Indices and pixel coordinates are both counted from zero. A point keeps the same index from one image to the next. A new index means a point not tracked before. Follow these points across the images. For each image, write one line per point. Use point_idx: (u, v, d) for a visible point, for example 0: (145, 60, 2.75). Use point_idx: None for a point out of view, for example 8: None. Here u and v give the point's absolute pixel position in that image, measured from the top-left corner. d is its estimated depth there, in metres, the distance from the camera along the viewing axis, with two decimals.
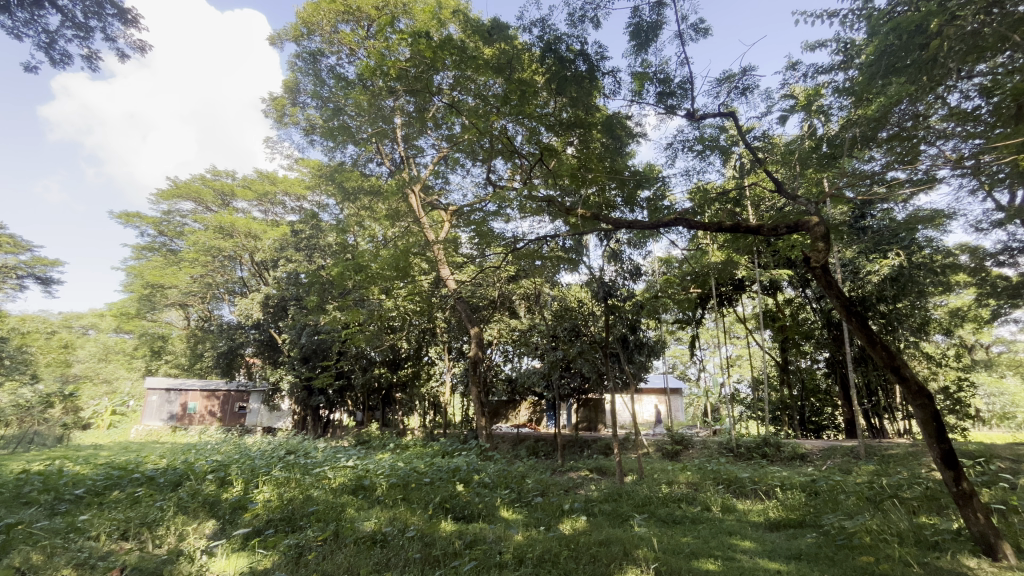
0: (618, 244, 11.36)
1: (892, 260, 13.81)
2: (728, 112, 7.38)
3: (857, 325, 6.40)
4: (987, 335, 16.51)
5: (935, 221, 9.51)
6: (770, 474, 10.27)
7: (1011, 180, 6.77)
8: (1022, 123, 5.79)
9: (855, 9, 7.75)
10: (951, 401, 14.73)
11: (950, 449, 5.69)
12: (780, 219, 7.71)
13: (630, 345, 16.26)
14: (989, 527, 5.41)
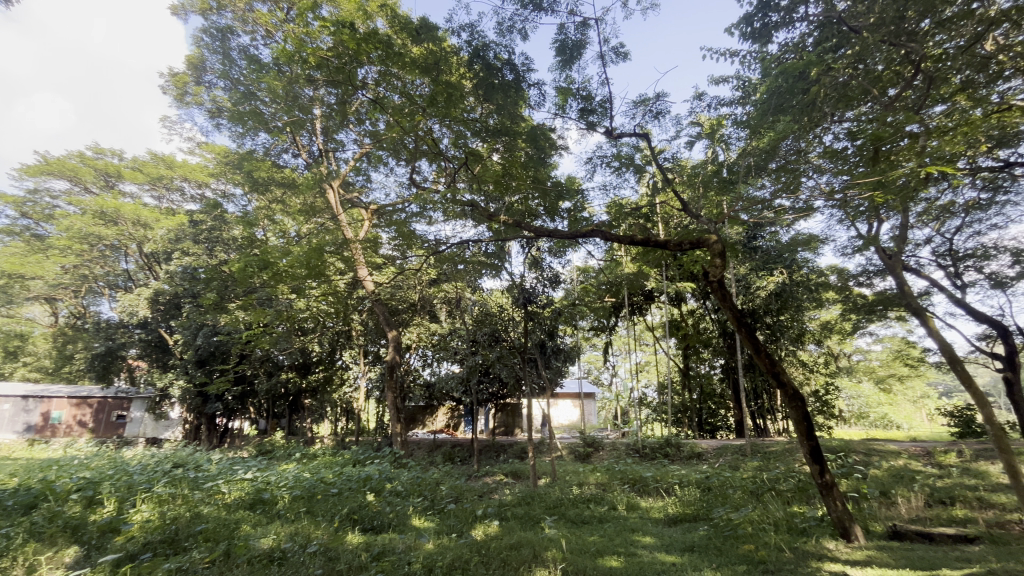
0: (539, 252, 11.63)
1: (777, 278, 15.48)
2: (643, 133, 7.88)
3: (746, 335, 7.07)
4: (849, 345, 19.03)
5: (810, 245, 10.82)
6: (671, 473, 11.00)
7: (868, 213, 7.93)
8: (878, 165, 6.77)
9: (752, 51, 8.61)
10: (820, 402, 16.82)
11: (816, 445, 6.47)
12: (685, 235, 8.35)
13: (548, 351, 16.72)
14: (845, 513, 6.22)
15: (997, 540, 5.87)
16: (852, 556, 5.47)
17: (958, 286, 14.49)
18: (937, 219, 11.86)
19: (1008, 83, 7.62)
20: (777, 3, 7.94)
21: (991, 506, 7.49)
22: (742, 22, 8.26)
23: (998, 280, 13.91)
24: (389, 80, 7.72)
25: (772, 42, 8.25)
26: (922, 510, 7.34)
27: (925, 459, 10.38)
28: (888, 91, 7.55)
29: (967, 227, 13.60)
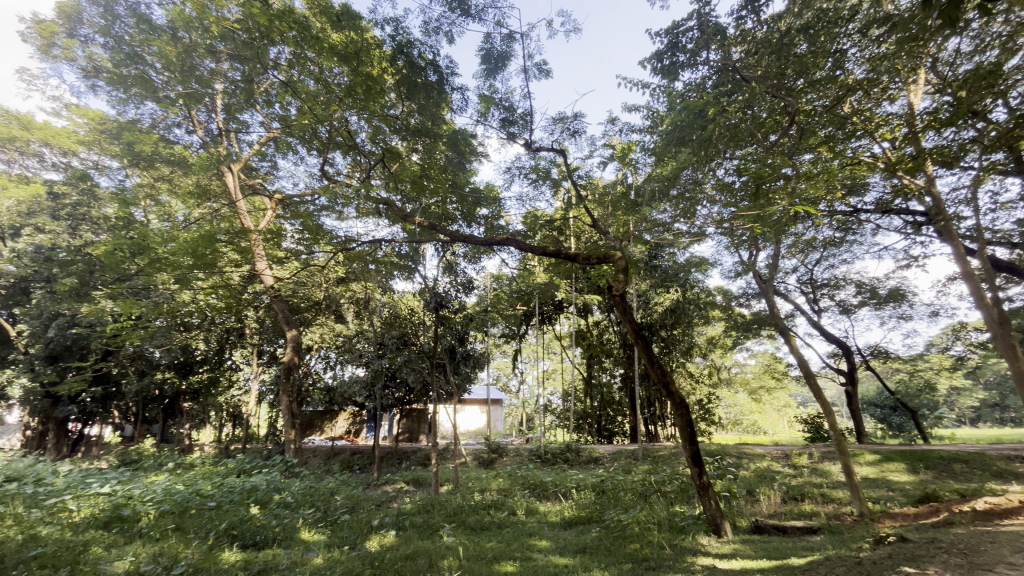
0: (454, 256, 11.56)
1: (673, 295, 16.81)
2: (560, 150, 8.20)
3: (642, 347, 7.60)
4: (730, 359, 21.12)
5: (701, 267, 11.88)
6: (569, 477, 11.41)
7: (749, 242, 8.92)
8: (757, 200, 7.68)
9: (660, 85, 9.36)
10: (703, 410, 18.50)
11: (697, 450, 7.10)
12: (593, 250, 8.78)
13: (457, 356, 16.62)
14: (718, 511, 6.87)
15: (834, 529, 6.83)
16: (721, 550, 6.06)
17: (815, 310, 16.80)
18: (801, 251, 13.68)
19: (858, 141, 9.04)
20: (684, 45, 8.72)
21: (830, 501, 8.73)
22: (654, 58, 8.94)
23: (845, 307, 16.36)
24: (304, 64, 7.16)
25: (678, 79, 9.01)
26: (779, 507, 8.35)
27: (783, 461, 11.81)
28: (769, 136, 8.58)
29: (824, 260, 15.86)
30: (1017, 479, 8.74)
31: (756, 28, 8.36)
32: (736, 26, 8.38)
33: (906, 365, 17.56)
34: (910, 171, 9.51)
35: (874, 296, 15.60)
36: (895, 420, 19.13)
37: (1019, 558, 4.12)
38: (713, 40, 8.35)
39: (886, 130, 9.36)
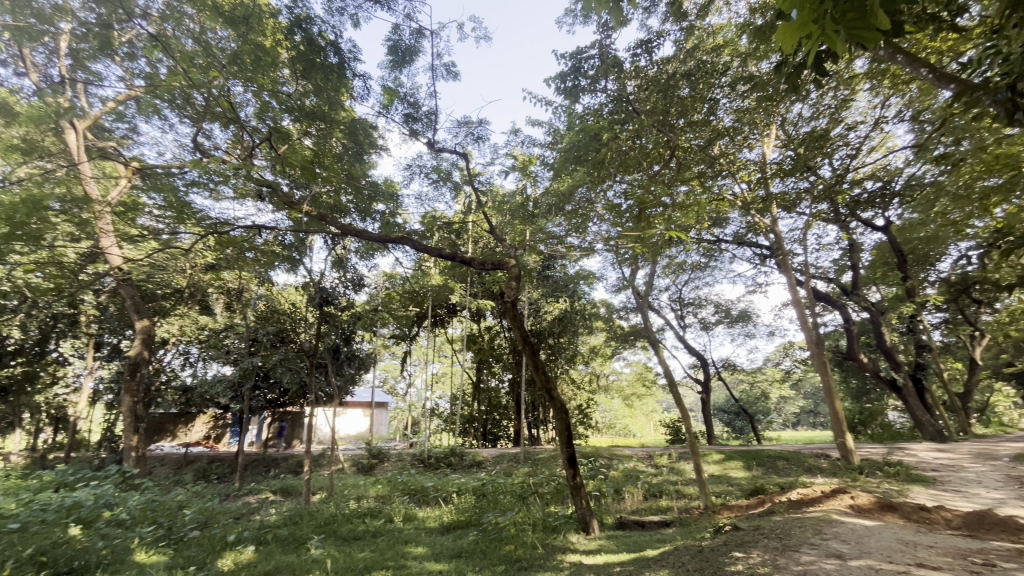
0: (345, 251, 10.97)
1: (561, 305, 17.68)
2: (462, 154, 8.21)
3: (529, 354, 7.87)
4: (608, 367, 22.67)
5: (588, 280, 12.65)
6: (451, 481, 11.34)
7: (631, 260, 9.69)
8: (639, 223, 8.39)
9: (562, 105, 9.85)
10: (581, 415, 19.68)
11: (573, 452, 7.50)
12: (489, 256, 8.91)
13: (341, 356, 15.71)
14: (588, 509, 7.32)
15: (684, 522, 7.64)
16: (588, 547, 6.46)
17: (682, 326, 18.79)
18: (673, 272, 15.21)
19: (722, 179, 10.35)
20: (585, 71, 9.28)
21: (682, 496, 9.77)
22: (558, 78, 9.38)
23: (705, 323, 18.53)
24: (181, 19, 6.53)
25: (578, 102, 9.55)
26: (640, 504, 9.14)
27: (646, 461, 12.98)
28: (653, 165, 9.45)
29: (691, 282, 17.83)
30: (821, 472, 10.57)
31: (648, 66, 9.20)
32: (631, 62, 9.14)
33: (748, 376, 20.37)
34: (760, 210, 11.11)
35: (728, 316, 17.89)
36: (737, 424, 22.05)
37: (817, 539, 4.97)
38: (611, 71, 9.00)
39: (744, 173, 10.85)
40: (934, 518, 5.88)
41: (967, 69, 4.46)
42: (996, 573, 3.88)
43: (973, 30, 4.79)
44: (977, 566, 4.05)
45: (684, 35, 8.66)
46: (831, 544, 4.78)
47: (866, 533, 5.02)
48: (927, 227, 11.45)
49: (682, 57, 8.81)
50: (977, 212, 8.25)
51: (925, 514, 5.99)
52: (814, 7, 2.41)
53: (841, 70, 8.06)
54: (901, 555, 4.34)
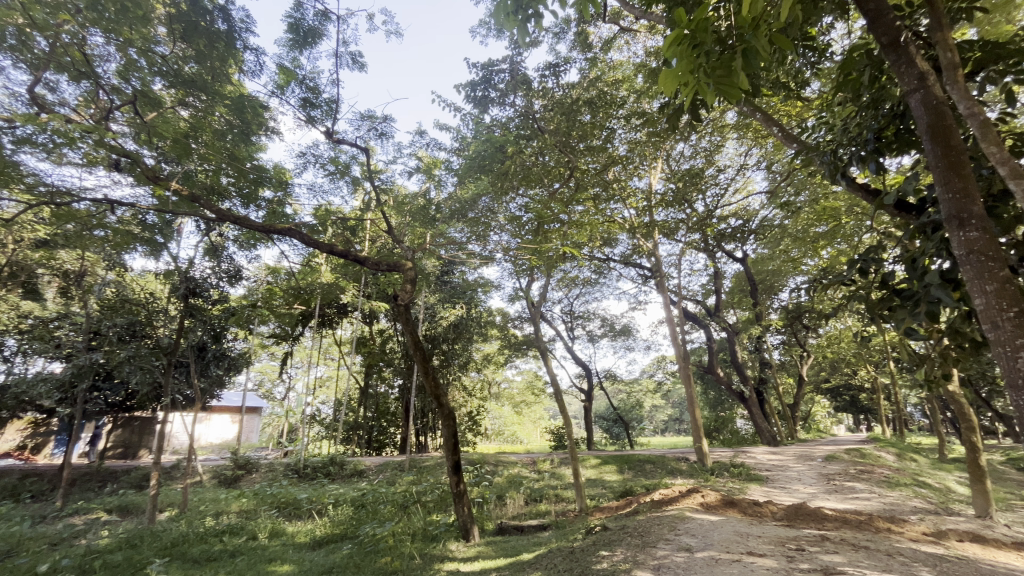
0: (222, 238, 9.89)
1: (457, 311, 17.70)
2: (364, 149, 7.89)
3: (420, 359, 7.72)
4: (501, 375, 23.03)
5: (486, 288, 12.80)
6: (327, 492, 10.63)
7: (527, 271, 9.99)
8: (537, 237, 8.69)
9: (471, 112, 9.91)
10: (471, 422, 19.76)
11: (459, 460, 7.50)
12: (385, 257, 8.62)
13: (208, 356, 14.03)
14: (469, 516, 7.35)
15: (560, 524, 8.00)
16: (466, 554, 6.48)
17: (571, 337, 19.80)
18: (566, 286, 16.02)
19: (613, 203, 11.17)
20: (495, 84, 9.47)
21: (561, 500, 10.22)
22: (468, 85, 9.44)
23: (592, 336, 19.71)
24: None
25: (487, 113, 9.70)
26: (520, 510, 9.39)
27: (530, 466, 13.40)
28: (554, 183, 9.88)
29: (582, 296, 18.90)
30: (680, 474, 11.77)
31: (555, 88, 9.66)
32: (539, 82, 9.53)
33: (627, 386, 22.02)
34: (644, 234, 12.16)
35: (612, 330, 19.24)
36: (614, 430, 23.69)
37: (672, 534, 5.51)
38: (520, 87, 9.34)
39: (632, 200, 11.83)
40: (764, 511, 6.83)
41: (807, 134, 5.33)
42: (804, 556, 4.61)
43: (813, 101, 5.75)
44: (792, 551, 4.78)
45: (588, 65, 9.25)
46: (682, 538, 5.34)
47: (711, 527, 5.67)
48: (774, 262, 13.40)
49: (586, 84, 9.39)
50: (811, 252, 9.84)
51: (757, 508, 6.94)
52: (691, 59, 2.74)
53: (716, 119, 9.18)
54: (735, 545, 4.98)
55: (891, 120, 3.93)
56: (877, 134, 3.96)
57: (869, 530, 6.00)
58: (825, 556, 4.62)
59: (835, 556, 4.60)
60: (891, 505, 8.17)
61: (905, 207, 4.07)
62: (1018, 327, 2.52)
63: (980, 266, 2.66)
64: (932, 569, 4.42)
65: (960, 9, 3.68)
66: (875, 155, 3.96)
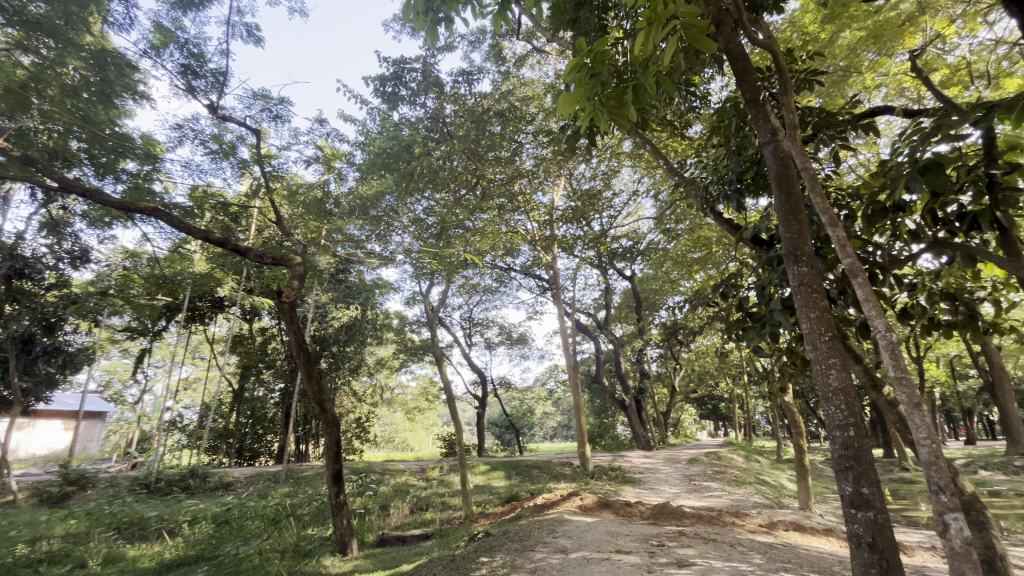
0: (67, 213, 8.43)
1: (351, 312, 16.83)
2: (254, 130, 7.22)
3: (304, 361, 7.20)
4: (394, 380, 22.33)
5: (383, 291, 12.35)
6: (184, 509, 9.42)
7: (427, 275, 9.85)
8: (439, 242, 8.59)
9: (379, 107, 9.59)
10: (359, 429, 18.89)
11: (340, 469, 7.12)
12: (271, 249, 7.95)
13: (38, 350, 11.78)
14: (348, 529, 6.98)
15: (443, 533, 7.92)
16: (342, 569, 6.14)
17: (469, 344, 19.84)
18: (467, 293, 16.09)
19: (516, 214, 11.49)
20: (406, 82, 9.28)
21: (447, 507, 10.13)
22: (377, 79, 9.13)
23: (489, 343, 19.93)
24: None
25: (395, 110, 9.44)
26: (404, 519, 9.13)
27: (418, 474, 13.10)
28: (460, 189, 9.83)
29: (482, 303, 19.05)
30: (563, 478, 12.30)
31: (467, 95, 9.74)
32: (451, 87, 9.54)
33: (520, 394, 22.53)
34: (544, 247, 12.63)
35: (509, 338, 19.64)
36: (505, 437, 24.15)
37: (550, 537, 5.74)
38: (432, 89, 9.33)
39: (535, 213, 12.26)
40: (633, 511, 7.39)
41: (687, 170, 5.95)
42: (663, 550, 5.08)
43: (696, 140, 6.42)
44: (654, 547, 5.23)
45: (501, 77, 9.47)
46: (559, 540, 5.59)
47: (586, 529, 6.01)
48: (657, 282, 14.69)
49: (497, 95, 9.64)
50: (687, 275, 10.95)
51: (628, 508, 7.49)
52: (587, 86, 2.92)
53: (615, 146, 9.90)
54: (605, 544, 5.32)
55: (751, 166, 4.53)
56: (739, 176, 4.55)
57: (719, 524, 6.76)
58: (681, 549, 5.12)
59: (688, 549, 5.11)
60: (737, 502, 9.31)
61: (759, 242, 4.70)
62: (831, 348, 3.04)
63: (807, 296, 3.17)
64: (763, 555, 5.11)
65: (804, 79, 4.38)
66: (737, 195, 4.54)
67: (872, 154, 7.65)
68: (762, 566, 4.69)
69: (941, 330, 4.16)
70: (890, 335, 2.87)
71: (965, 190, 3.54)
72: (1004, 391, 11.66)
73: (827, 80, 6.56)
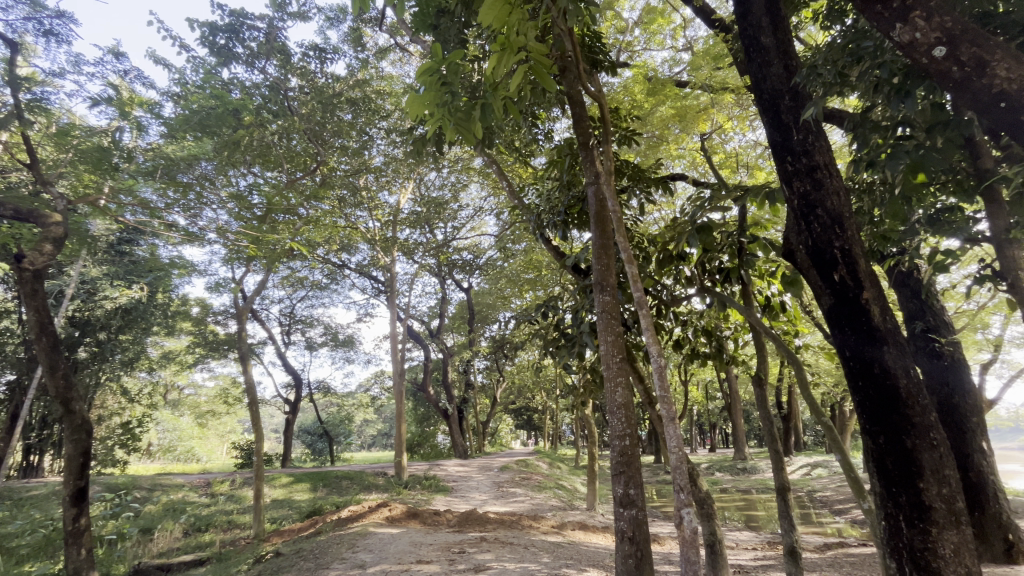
0: None
1: (133, 292, 13.84)
2: (10, 41, 5.51)
3: (48, 348, 5.60)
4: (183, 378, 18.96)
5: (182, 272, 10.44)
6: None
7: (243, 260, 8.64)
8: (263, 224, 7.57)
9: (203, 58, 8.19)
10: (126, 435, 15.47)
11: (86, 487, 5.71)
12: (19, 199, 6.11)
13: None
14: (87, 561, 5.58)
15: (222, 556, 6.90)
16: None
17: (285, 342, 17.94)
18: (290, 285, 14.61)
19: (355, 209, 10.88)
20: (243, 39, 8.15)
21: (234, 527, 8.87)
22: (206, 26, 7.80)
23: (310, 343, 18.30)
24: None
25: (225, 67, 8.19)
26: (173, 544, 7.70)
27: (201, 489, 11.22)
28: (295, 172, 8.87)
29: (307, 299, 17.45)
30: (375, 488, 11.82)
31: (317, 73, 8.99)
32: (299, 60, 8.71)
33: (339, 400, 21.07)
34: (384, 248, 12.18)
35: (333, 339, 18.33)
36: (317, 446, 22.33)
37: (349, 552, 5.45)
38: (275, 55, 8.36)
39: (378, 212, 11.78)
40: (441, 520, 7.46)
41: (528, 196, 6.34)
42: (462, 557, 5.22)
43: (538, 169, 6.88)
44: (454, 554, 5.33)
45: (358, 64, 9.00)
46: (359, 555, 5.34)
47: (389, 541, 5.85)
48: (491, 296, 15.35)
49: (351, 82, 9.15)
50: (518, 293, 11.64)
51: (436, 517, 7.53)
52: (437, 92, 2.94)
53: (466, 159, 10.14)
54: (407, 555, 5.25)
55: (577, 202, 5.06)
56: (566, 209, 5.03)
57: (517, 528, 7.24)
58: (479, 555, 5.31)
59: (486, 554, 5.33)
60: (537, 506, 10.10)
61: (578, 270, 5.26)
62: (620, 367, 3.54)
63: (607, 321, 3.64)
64: (551, 554, 5.61)
65: (625, 136, 5.07)
66: (563, 225, 5.04)
67: (670, 210, 9.22)
68: (548, 565, 5.13)
69: (699, 359, 5.17)
70: (662, 360, 3.45)
71: (724, 250, 4.49)
72: (737, 410, 15.02)
73: (645, 142, 7.71)
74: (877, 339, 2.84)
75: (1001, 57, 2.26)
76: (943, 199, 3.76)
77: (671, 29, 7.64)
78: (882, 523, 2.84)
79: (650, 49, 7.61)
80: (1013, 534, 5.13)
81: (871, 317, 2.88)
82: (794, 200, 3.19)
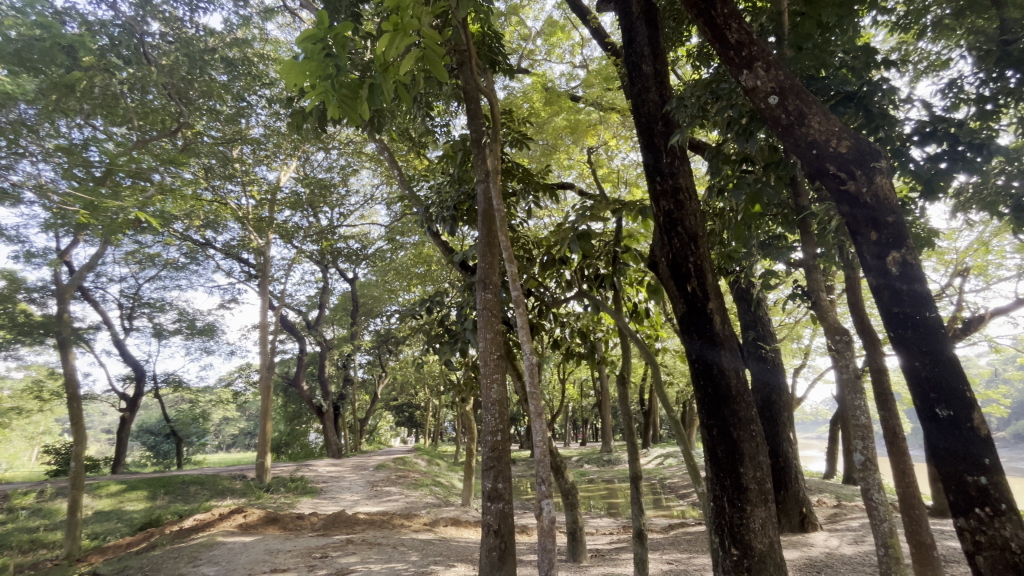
0: None
1: None
2: None
3: None
4: None
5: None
6: None
7: (71, 228, 7.21)
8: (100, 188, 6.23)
9: None
10: None
11: None
12: None
13: None
14: None
15: None
16: None
17: (126, 328, 15.40)
18: (136, 262, 12.58)
19: (224, 182, 9.71)
20: None
21: (37, 548, 7.36)
22: None
23: (158, 330, 15.90)
24: None
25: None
26: None
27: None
28: (150, 131, 7.66)
29: (158, 279, 15.14)
30: (230, 493, 10.68)
31: (185, 23, 7.86)
32: (162, 3, 7.52)
33: (192, 395, 18.65)
34: (257, 228, 11.05)
35: (189, 327, 16.15)
36: (161, 448, 19.51)
37: (188, 567, 4.86)
38: None
39: (254, 188, 10.66)
40: (304, 523, 6.96)
41: (420, 188, 6.17)
42: (323, 562, 4.93)
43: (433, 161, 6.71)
44: (314, 560, 5.01)
45: (238, 21, 8.05)
46: (200, 569, 4.79)
47: (239, 550, 5.31)
48: (377, 288, 14.73)
49: (229, 39, 8.16)
50: (405, 287, 11.35)
51: (299, 521, 7.00)
52: (320, 64, 2.72)
53: (358, 143, 9.61)
54: (257, 564, 4.81)
55: (467, 199, 5.06)
56: (456, 205, 4.99)
57: (387, 527, 7.04)
58: (342, 558, 5.06)
59: (350, 557, 5.10)
60: (411, 504, 9.93)
61: (465, 266, 5.25)
62: (496, 365, 3.59)
63: (486, 318, 3.68)
64: (419, 552, 5.54)
65: (518, 139, 5.17)
66: (451, 221, 5.00)
67: (558, 215, 9.65)
68: (414, 563, 5.06)
69: (573, 358, 5.46)
70: (535, 358, 3.55)
71: (600, 258, 4.81)
72: (606, 407, 16.28)
73: (540, 149, 7.98)
74: (717, 344, 3.25)
75: (815, 112, 2.73)
76: (772, 227, 4.43)
77: (570, 45, 8.01)
78: (711, 505, 3.24)
79: (550, 60, 7.89)
80: (806, 508, 6.24)
81: (713, 324, 3.29)
82: (659, 217, 3.53)
